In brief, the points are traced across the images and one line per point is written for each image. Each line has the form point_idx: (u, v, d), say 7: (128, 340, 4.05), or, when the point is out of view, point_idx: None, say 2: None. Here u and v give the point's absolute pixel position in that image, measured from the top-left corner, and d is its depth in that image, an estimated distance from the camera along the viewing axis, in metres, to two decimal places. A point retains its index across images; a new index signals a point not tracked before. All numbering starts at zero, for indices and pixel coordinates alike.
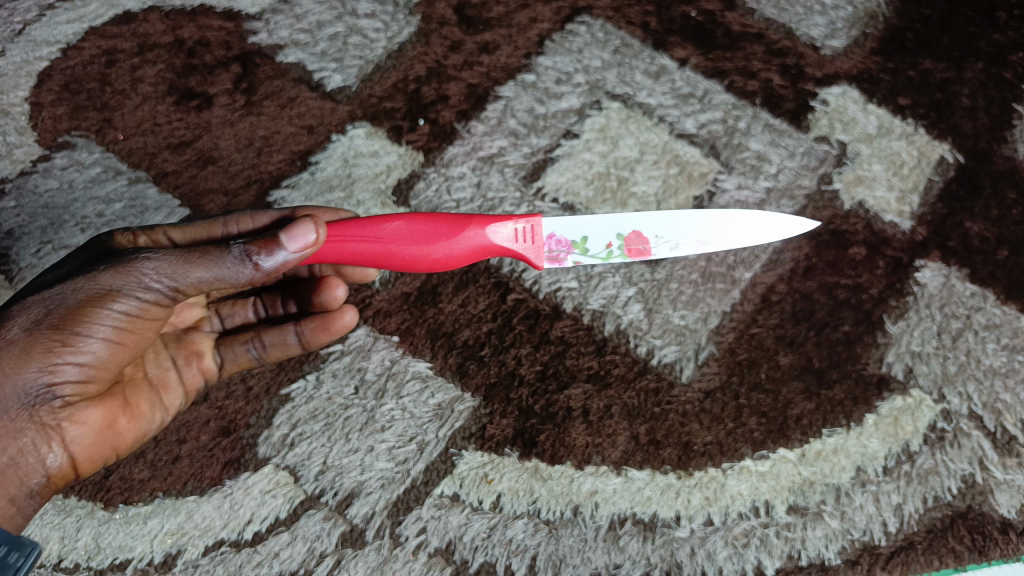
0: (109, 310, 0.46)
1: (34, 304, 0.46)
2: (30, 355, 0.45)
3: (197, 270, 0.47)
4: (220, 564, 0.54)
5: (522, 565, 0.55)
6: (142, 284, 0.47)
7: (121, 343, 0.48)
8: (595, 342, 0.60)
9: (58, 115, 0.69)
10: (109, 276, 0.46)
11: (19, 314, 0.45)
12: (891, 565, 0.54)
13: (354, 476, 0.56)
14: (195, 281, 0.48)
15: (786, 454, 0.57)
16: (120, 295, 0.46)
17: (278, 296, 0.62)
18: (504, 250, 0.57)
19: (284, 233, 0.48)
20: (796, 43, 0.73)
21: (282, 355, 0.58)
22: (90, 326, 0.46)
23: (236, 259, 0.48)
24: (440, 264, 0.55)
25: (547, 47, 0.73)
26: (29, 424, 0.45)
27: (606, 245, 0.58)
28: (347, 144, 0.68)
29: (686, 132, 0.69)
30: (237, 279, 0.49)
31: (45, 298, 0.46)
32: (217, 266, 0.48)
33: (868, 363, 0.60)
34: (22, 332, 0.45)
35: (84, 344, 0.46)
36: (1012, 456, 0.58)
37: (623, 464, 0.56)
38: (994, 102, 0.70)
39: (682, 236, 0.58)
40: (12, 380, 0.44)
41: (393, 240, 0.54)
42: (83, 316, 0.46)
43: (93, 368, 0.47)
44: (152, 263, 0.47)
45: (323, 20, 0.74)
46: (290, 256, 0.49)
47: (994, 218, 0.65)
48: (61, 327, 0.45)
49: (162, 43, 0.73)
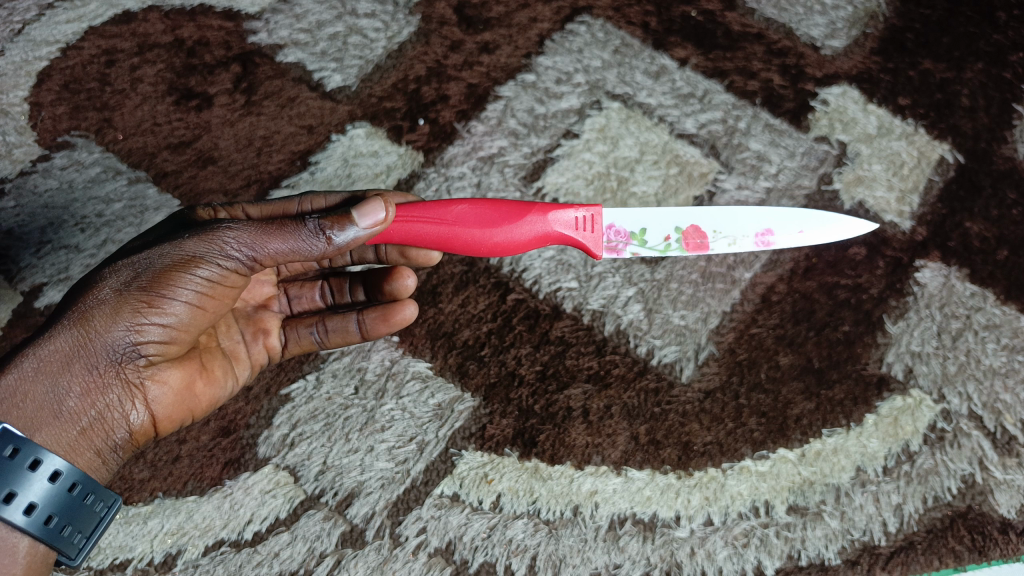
0: (195, 275, 0.47)
1: (123, 267, 0.47)
2: (119, 314, 0.46)
3: (275, 241, 0.48)
4: (220, 564, 0.54)
5: (522, 565, 0.55)
6: (222, 252, 0.48)
7: (203, 309, 0.49)
8: (594, 342, 0.60)
9: (58, 116, 0.69)
10: (194, 243, 0.47)
11: (109, 277, 0.47)
12: (891, 565, 0.54)
13: (354, 476, 0.56)
14: (272, 253, 0.49)
15: (786, 453, 0.57)
16: (202, 262, 0.47)
17: (345, 280, 0.62)
18: (565, 237, 0.56)
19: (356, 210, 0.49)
20: (796, 43, 0.73)
21: (343, 342, 0.58)
22: (175, 290, 0.47)
23: (311, 232, 0.48)
24: (501, 249, 0.55)
25: (547, 47, 0.73)
26: (115, 382, 0.46)
27: (664, 237, 0.58)
28: (347, 144, 0.68)
29: (686, 132, 0.69)
30: (310, 252, 0.50)
31: (134, 261, 0.47)
32: (295, 238, 0.48)
33: (868, 364, 0.60)
34: (112, 293, 0.46)
35: (169, 307, 0.47)
36: (1012, 456, 0.58)
37: (623, 464, 0.56)
38: (994, 102, 0.70)
39: (740, 230, 0.58)
40: (102, 338, 0.46)
41: (457, 222, 0.54)
42: (168, 280, 0.47)
43: (177, 331, 0.48)
44: (234, 232, 0.48)
45: (323, 20, 0.74)
46: (361, 232, 0.49)
47: (994, 218, 0.65)
48: (148, 289, 0.46)
49: (161, 43, 0.73)
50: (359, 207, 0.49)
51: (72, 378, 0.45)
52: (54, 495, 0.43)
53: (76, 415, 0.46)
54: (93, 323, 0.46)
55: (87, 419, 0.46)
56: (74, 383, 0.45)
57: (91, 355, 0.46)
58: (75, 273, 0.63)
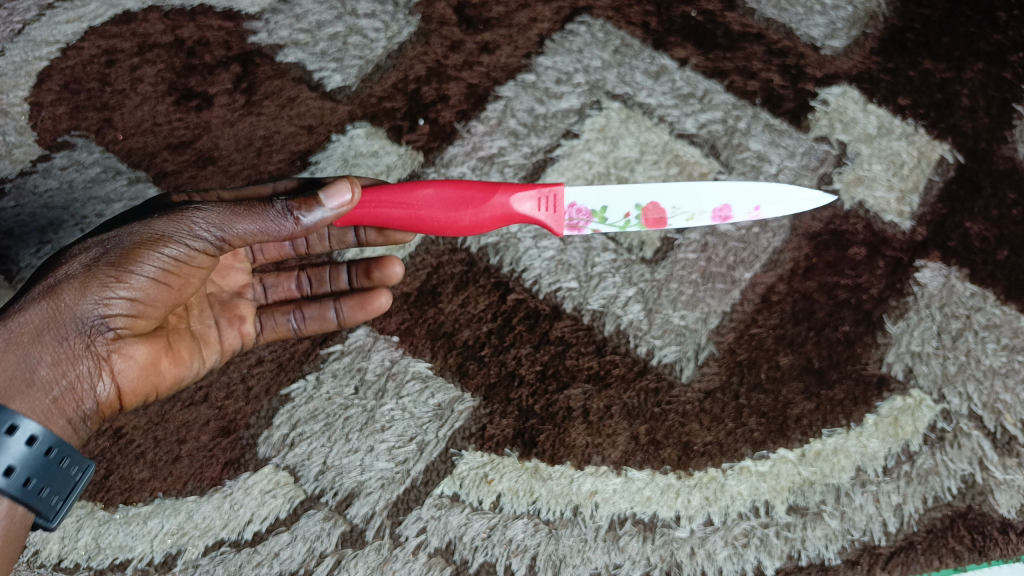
0: (163, 251, 0.48)
1: (93, 245, 0.48)
2: (87, 289, 0.47)
3: (243, 221, 0.50)
4: (220, 564, 0.54)
5: (522, 565, 0.55)
6: (191, 229, 0.49)
7: (168, 285, 0.50)
8: (595, 342, 0.60)
9: (58, 116, 0.69)
10: (163, 222, 0.49)
11: (78, 254, 0.48)
12: (891, 565, 0.54)
13: (354, 476, 0.56)
14: (240, 233, 0.50)
15: (786, 454, 0.57)
16: (170, 239, 0.48)
17: (321, 267, 0.61)
18: (527, 219, 0.57)
19: (323, 190, 0.50)
20: (796, 43, 0.73)
21: (320, 329, 0.59)
22: (142, 265, 0.48)
23: (279, 211, 0.49)
24: (467, 231, 0.57)
25: (547, 47, 0.73)
26: (82, 354, 0.47)
27: (625, 215, 0.59)
28: (347, 144, 0.68)
29: (686, 132, 0.69)
30: (278, 232, 0.51)
31: (104, 239, 0.48)
32: (263, 217, 0.50)
33: (868, 364, 0.60)
34: (81, 268, 0.47)
35: (136, 282, 0.48)
36: (1012, 456, 0.58)
37: (622, 464, 0.56)
38: (994, 102, 0.70)
39: (698, 206, 0.59)
40: (70, 310, 0.46)
41: (423, 206, 0.55)
42: (136, 256, 0.48)
43: (143, 307, 0.49)
44: (203, 213, 0.49)
45: (323, 20, 0.74)
46: (327, 212, 0.50)
47: (994, 218, 0.65)
48: (116, 264, 0.47)
49: (161, 43, 0.73)
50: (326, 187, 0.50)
51: (42, 348, 0.46)
52: (30, 458, 0.43)
53: (44, 385, 0.46)
54: (61, 295, 0.46)
55: (57, 390, 0.46)
56: (42, 355, 0.46)
57: (59, 326, 0.46)
58: None
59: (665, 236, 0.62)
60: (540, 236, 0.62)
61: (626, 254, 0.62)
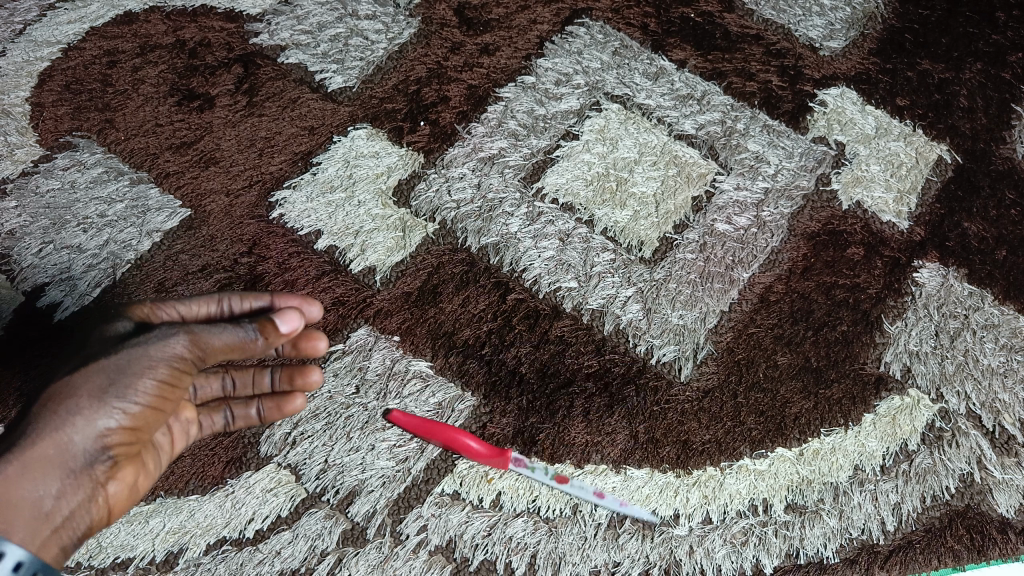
0: (157, 374, 0.42)
1: (83, 374, 0.41)
2: (87, 419, 0.40)
3: (216, 337, 0.44)
4: (222, 562, 0.54)
5: (523, 563, 0.55)
6: (177, 350, 0.43)
7: (160, 407, 0.44)
8: (594, 342, 0.60)
9: (59, 116, 0.70)
10: (151, 344, 0.42)
11: (66, 384, 0.41)
12: (890, 564, 0.55)
13: (355, 475, 0.57)
14: (215, 348, 0.44)
15: (784, 453, 0.57)
16: (161, 362, 0.42)
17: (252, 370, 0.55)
18: None
19: (277, 313, 0.46)
20: (794, 44, 0.74)
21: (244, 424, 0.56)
22: (140, 390, 0.42)
23: (250, 333, 0.45)
24: None
25: (547, 49, 0.73)
26: (84, 481, 0.41)
27: None
28: (348, 145, 0.68)
29: (685, 132, 0.69)
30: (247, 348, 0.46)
31: (97, 367, 0.41)
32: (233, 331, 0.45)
33: (866, 363, 0.60)
34: (77, 400, 0.40)
35: (129, 409, 0.42)
36: (1010, 455, 0.58)
37: (622, 462, 0.57)
38: (993, 103, 0.71)
39: None
40: (70, 443, 0.40)
41: None
42: (129, 382, 0.42)
43: (132, 430, 0.43)
44: (188, 333, 0.43)
45: (324, 22, 0.76)
46: (282, 336, 0.47)
47: (993, 218, 0.65)
48: (116, 392, 0.41)
49: (163, 44, 0.74)
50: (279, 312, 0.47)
51: (47, 480, 0.40)
52: None
53: (46, 517, 0.40)
54: (59, 429, 0.40)
55: (58, 518, 0.41)
56: (46, 485, 0.40)
57: (59, 462, 0.40)
58: (76, 272, 0.62)
59: (664, 237, 0.64)
60: (540, 237, 0.64)
61: (626, 254, 0.64)
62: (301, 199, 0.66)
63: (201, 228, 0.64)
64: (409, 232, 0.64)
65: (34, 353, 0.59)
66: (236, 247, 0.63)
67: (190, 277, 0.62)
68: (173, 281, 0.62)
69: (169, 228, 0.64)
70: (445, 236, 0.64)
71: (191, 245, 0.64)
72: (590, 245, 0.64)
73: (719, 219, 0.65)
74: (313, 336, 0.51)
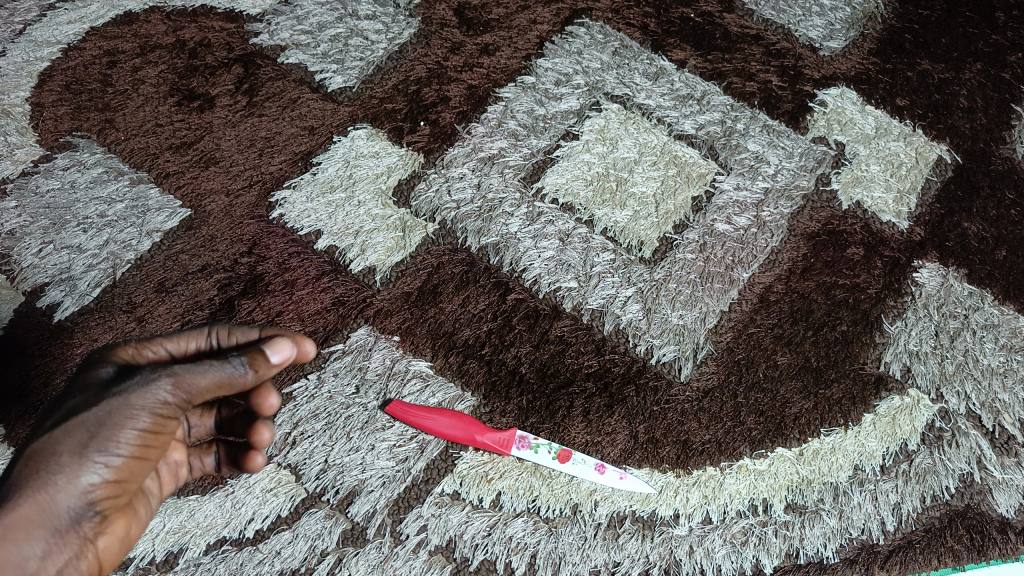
0: (139, 424, 0.38)
1: (61, 431, 0.37)
2: (68, 477, 0.37)
3: (203, 376, 0.40)
4: (222, 562, 0.54)
5: (522, 563, 0.55)
6: (160, 397, 0.39)
7: (148, 457, 0.40)
8: (594, 342, 0.60)
9: (59, 116, 0.70)
10: (132, 392, 0.38)
11: (45, 443, 0.37)
12: (890, 564, 0.54)
13: (354, 475, 0.56)
14: (202, 387, 0.40)
15: (784, 452, 0.57)
16: (144, 411, 0.38)
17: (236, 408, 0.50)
18: None
19: (267, 344, 0.42)
20: (793, 44, 0.74)
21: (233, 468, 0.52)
22: (120, 442, 0.38)
23: (238, 368, 0.41)
24: None
25: (547, 49, 0.74)
26: (71, 537, 0.38)
27: None
28: (348, 145, 0.68)
29: (685, 133, 0.69)
30: (239, 387, 0.42)
31: (75, 422, 0.37)
32: (219, 369, 0.40)
33: (866, 363, 0.60)
34: (56, 460, 0.37)
35: (113, 462, 0.38)
36: (1009, 455, 0.58)
37: (622, 462, 0.56)
38: (992, 103, 0.71)
39: None
40: (52, 503, 0.37)
41: None
42: (111, 434, 0.38)
43: (120, 482, 0.39)
44: (171, 377, 0.39)
45: (324, 21, 0.76)
46: (274, 367, 0.42)
47: (992, 218, 0.65)
48: (96, 445, 0.37)
49: (163, 44, 0.74)
50: (269, 342, 0.42)
51: (30, 540, 0.36)
52: None
53: None
54: (40, 490, 0.36)
55: None
56: (30, 545, 0.36)
57: (42, 522, 0.37)
58: (76, 272, 0.62)
59: (664, 237, 0.64)
60: (540, 237, 0.64)
61: (626, 254, 0.64)
62: (301, 198, 0.66)
63: (201, 228, 0.64)
64: (409, 232, 0.64)
65: (34, 354, 0.59)
66: (236, 247, 0.63)
67: (190, 277, 0.62)
68: (173, 281, 0.62)
69: (170, 228, 0.64)
70: (445, 236, 0.64)
71: (191, 245, 0.64)
72: (590, 245, 0.64)
73: (719, 219, 0.65)
74: (264, 392, 0.46)
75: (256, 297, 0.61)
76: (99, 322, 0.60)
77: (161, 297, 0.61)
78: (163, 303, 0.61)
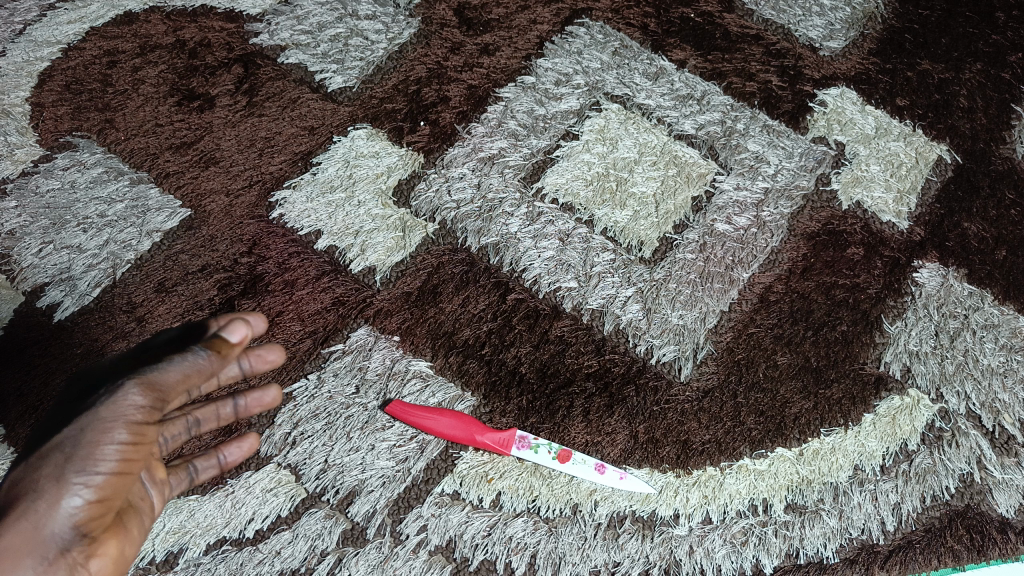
0: (116, 436, 0.39)
1: (39, 458, 0.38)
2: (49, 499, 0.36)
3: (168, 373, 0.42)
4: (221, 562, 0.54)
5: (522, 563, 0.55)
6: (131, 404, 0.40)
7: (132, 472, 0.40)
8: (594, 342, 0.60)
9: (59, 116, 0.70)
10: (103, 406, 0.40)
11: (25, 473, 0.37)
12: (890, 564, 0.55)
13: (354, 475, 0.56)
14: (170, 384, 0.42)
15: (784, 452, 0.57)
16: (117, 422, 0.39)
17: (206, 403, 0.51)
18: None
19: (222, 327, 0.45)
20: (793, 44, 0.74)
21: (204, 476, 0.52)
22: (99, 458, 0.38)
23: (200, 356, 0.43)
24: None
25: (547, 49, 0.74)
26: (62, 565, 0.36)
27: None
28: (348, 145, 0.68)
29: (685, 133, 0.69)
30: (205, 377, 0.44)
31: (52, 446, 0.38)
32: (182, 361, 0.43)
33: (866, 363, 0.60)
34: (36, 485, 0.37)
35: (95, 479, 0.38)
36: (1009, 455, 0.58)
37: (622, 462, 0.56)
38: (992, 103, 0.71)
39: None
40: (36, 528, 0.36)
41: None
42: (88, 451, 0.38)
43: (106, 502, 0.38)
44: (138, 383, 0.41)
45: (324, 21, 0.76)
46: (235, 347, 0.45)
47: (992, 218, 0.65)
48: (73, 465, 0.38)
49: (163, 44, 0.74)
50: (223, 327, 0.45)
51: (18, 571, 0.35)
52: None
53: None
54: (22, 517, 0.36)
55: None
56: None
57: (28, 550, 0.35)
58: (76, 272, 0.62)
59: (664, 237, 0.64)
60: (540, 237, 0.64)
61: (626, 254, 0.64)
62: (300, 198, 0.66)
63: (201, 228, 0.64)
64: (409, 232, 0.64)
65: (35, 354, 0.59)
66: (236, 247, 0.63)
67: (190, 277, 0.62)
68: (173, 280, 0.62)
69: (170, 228, 0.64)
70: (445, 236, 0.64)
71: (191, 245, 0.64)
72: (590, 245, 0.64)
73: (719, 219, 0.65)
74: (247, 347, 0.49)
75: (256, 297, 0.61)
76: (99, 322, 0.60)
77: (161, 298, 0.61)
78: (163, 304, 0.61)
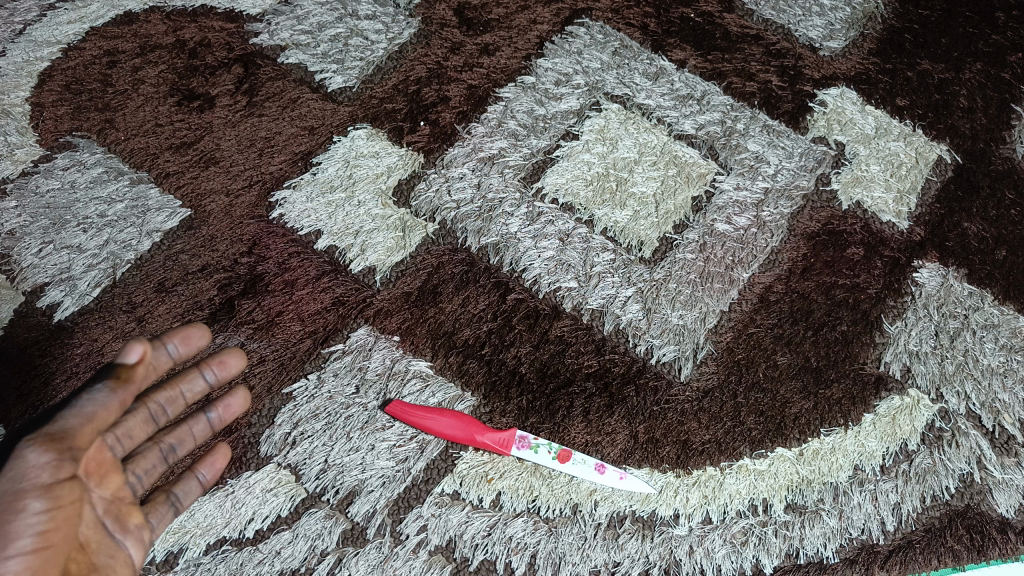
0: (25, 506, 0.39)
1: None
2: None
3: (68, 423, 0.41)
4: (221, 562, 0.54)
5: (522, 563, 0.55)
6: (33, 469, 0.40)
7: (55, 535, 0.40)
8: (594, 342, 0.60)
9: (59, 116, 0.70)
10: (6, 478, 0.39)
11: None
12: (890, 564, 0.55)
13: (354, 475, 0.56)
14: (72, 434, 0.41)
15: (784, 452, 0.57)
16: (24, 492, 0.39)
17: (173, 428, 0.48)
18: None
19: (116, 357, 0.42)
20: (793, 44, 0.74)
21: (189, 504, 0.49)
22: (14, 532, 0.39)
23: (99, 397, 0.42)
24: None
25: (548, 49, 0.74)
26: None
27: None
28: (348, 145, 0.69)
29: (685, 133, 0.69)
30: (114, 411, 0.43)
31: None
32: (81, 404, 0.42)
33: (866, 363, 0.60)
34: None
35: (15, 556, 0.39)
36: (1009, 455, 0.58)
37: (622, 462, 0.56)
38: (992, 102, 0.71)
39: None
40: None
41: None
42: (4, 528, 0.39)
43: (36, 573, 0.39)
44: (33, 446, 0.40)
45: (324, 21, 0.76)
46: (136, 370, 0.43)
47: (992, 218, 0.65)
48: None
49: (163, 44, 0.74)
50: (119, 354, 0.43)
51: None
52: None
53: None
54: None
55: None
56: None
57: None
58: (76, 272, 0.62)
59: (664, 237, 0.64)
60: (540, 237, 0.64)
61: (626, 254, 0.64)
62: (300, 199, 0.66)
63: (201, 228, 0.64)
64: (409, 232, 0.64)
65: (34, 354, 0.59)
66: (236, 247, 0.63)
67: (190, 277, 0.62)
68: (173, 281, 0.62)
69: (170, 228, 0.64)
70: (445, 236, 0.64)
71: (191, 245, 0.64)
72: (590, 245, 0.64)
73: (719, 219, 0.65)
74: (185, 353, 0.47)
75: (256, 297, 0.61)
76: (99, 322, 0.61)
77: (161, 297, 0.61)
78: (163, 304, 0.61)
